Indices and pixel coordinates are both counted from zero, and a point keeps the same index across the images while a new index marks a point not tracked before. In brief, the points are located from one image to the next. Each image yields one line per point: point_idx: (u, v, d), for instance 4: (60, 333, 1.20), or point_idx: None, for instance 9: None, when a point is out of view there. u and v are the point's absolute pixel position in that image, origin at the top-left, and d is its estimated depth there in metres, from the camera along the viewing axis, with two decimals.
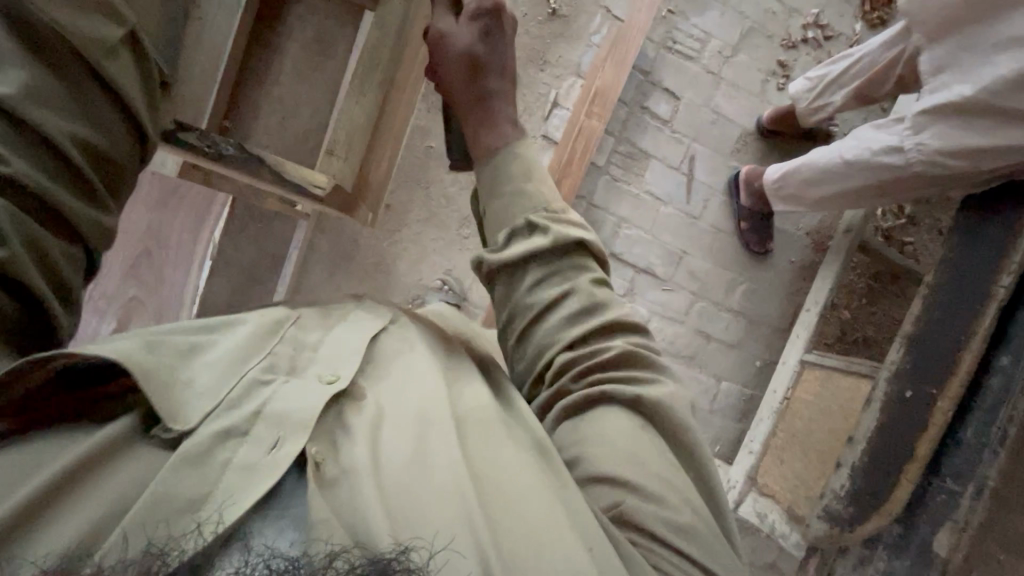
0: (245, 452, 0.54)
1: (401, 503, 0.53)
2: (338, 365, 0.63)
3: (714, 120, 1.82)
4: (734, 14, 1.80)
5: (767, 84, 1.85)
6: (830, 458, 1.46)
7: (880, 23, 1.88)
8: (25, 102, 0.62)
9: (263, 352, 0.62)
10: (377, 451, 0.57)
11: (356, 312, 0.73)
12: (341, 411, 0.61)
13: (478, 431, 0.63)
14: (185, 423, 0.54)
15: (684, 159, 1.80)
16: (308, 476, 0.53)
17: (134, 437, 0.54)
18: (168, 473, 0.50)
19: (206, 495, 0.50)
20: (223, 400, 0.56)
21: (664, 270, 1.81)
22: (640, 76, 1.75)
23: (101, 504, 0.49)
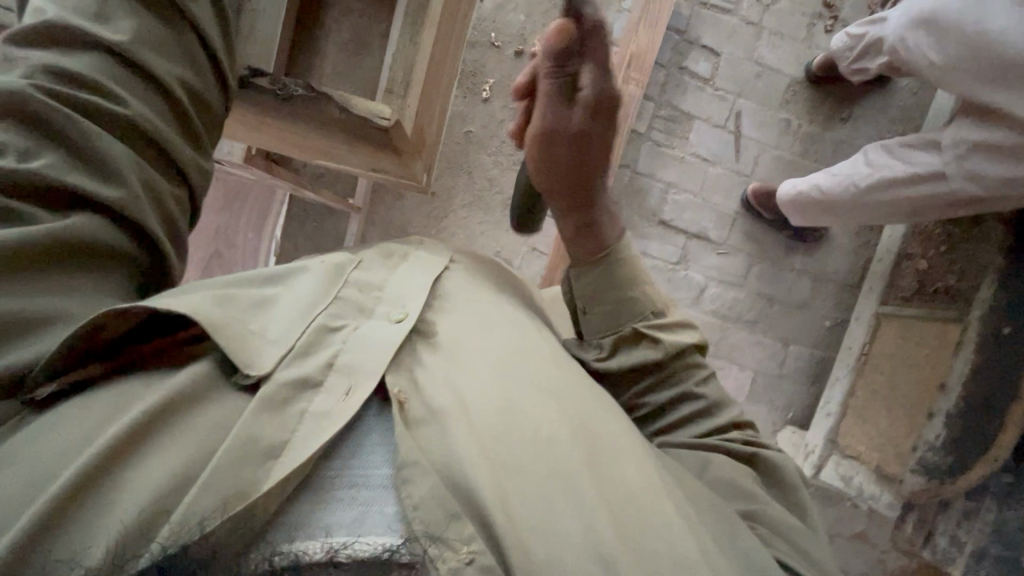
0: (320, 400, 0.57)
1: (500, 460, 0.58)
2: (403, 304, 0.68)
3: (758, 73, 1.74)
4: None
5: (813, 28, 1.75)
6: (921, 410, 1.36)
7: None
8: (136, 46, 0.67)
9: (332, 296, 0.66)
10: (461, 394, 0.62)
11: (418, 253, 0.77)
12: (414, 348, 0.66)
13: (557, 378, 0.67)
14: (261, 367, 0.58)
15: (729, 117, 1.73)
16: (395, 414, 0.58)
17: (216, 380, 0.58)
18: (249, 418, 0.53)
19: (286, 439, 0.54)
20: (295, 346, 0.60)
21: (717, 234, 1.75)
22: (675, 36, 1.70)
23: (186, 447, 0.52)
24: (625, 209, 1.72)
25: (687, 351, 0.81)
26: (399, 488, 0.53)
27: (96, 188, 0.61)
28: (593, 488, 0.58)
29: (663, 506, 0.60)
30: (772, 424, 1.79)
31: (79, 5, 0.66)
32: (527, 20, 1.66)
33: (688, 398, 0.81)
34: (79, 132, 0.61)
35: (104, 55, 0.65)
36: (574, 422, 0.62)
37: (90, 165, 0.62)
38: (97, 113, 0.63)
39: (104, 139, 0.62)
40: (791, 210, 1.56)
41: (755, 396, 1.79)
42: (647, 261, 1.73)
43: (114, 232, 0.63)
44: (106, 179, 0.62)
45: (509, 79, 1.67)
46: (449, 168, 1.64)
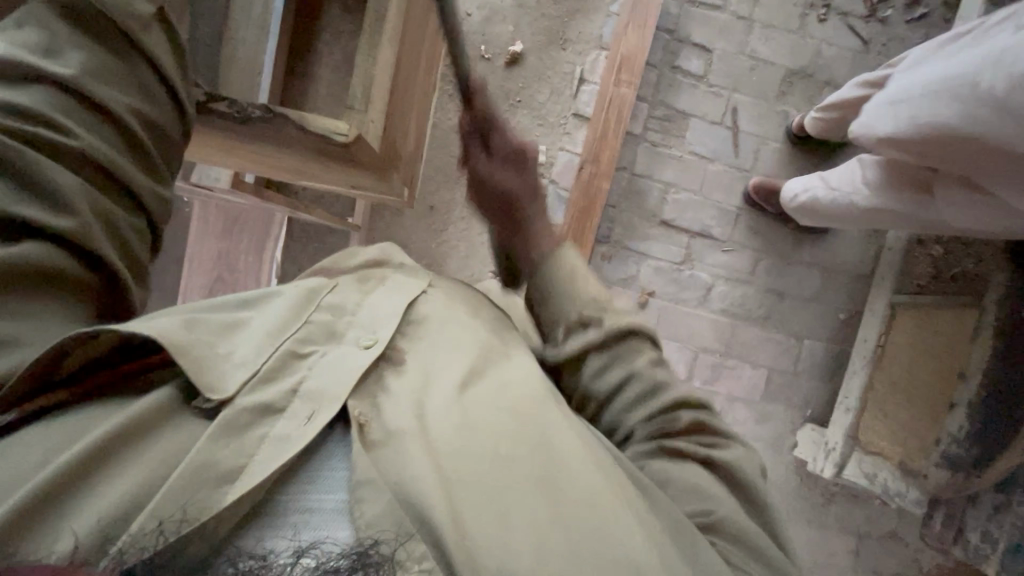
0: (282, 424, 0.58)
1: (455, 476, 0.59)
2: (375, 330, 0.69)
3: (753, 66, 1.72)
4: None
5: (807, 18, 1.72)
6: (942, 400, 1.34)
7: None
8: (86, 79, 0.66)
9: (302, 319, 0.66)
10: (420, 416, 0.63)
11: (394, 276, 0.78)
12: (381, 375, 0.67)
13: (517, 393, 0.67)
14: (221, 392, 0.58)
15: (725, 113, 1.71)
16: (355, 437, 0.59)
17: (178, 404, 0.59)
18: (206, 442, 0.54)
19: (242, 464, 0.54)
20: (260, 370, 0.60)
21: (721, 231, 1.72)
22: (665, 36, 1.70)
23: (142, 469, 0.53)
24: (625, 212, 1.70)
25: (630, 336, 0.75)
26: (353, 508, 0.55)
27: (49, 219, 0.61)
28: (545, 503, 0.59)
29: (625, 518, 0.59)
30: (791, 423, 1.74)
31: (28, 40, 0.65)
32: (516, 30, 1.68)
33: (642, 381, 0.73)
34: (30, 161, 0.61)
35: (51, 89, 0.64)
36: (531, 436, 0.63)
37: (41, 195, 0.61)
38: (46, 145, 0.62)
39: (54, 170, 0.62)
40: (801, 213, 1.50)
41: (770, 395, 1.75)
42: (650, 263, 1.71)
43: (71, 263, 0.63)
44: (57, 209, 0.62)
45: (501, 90, 1.68)
46: (446, 181, 1.64)
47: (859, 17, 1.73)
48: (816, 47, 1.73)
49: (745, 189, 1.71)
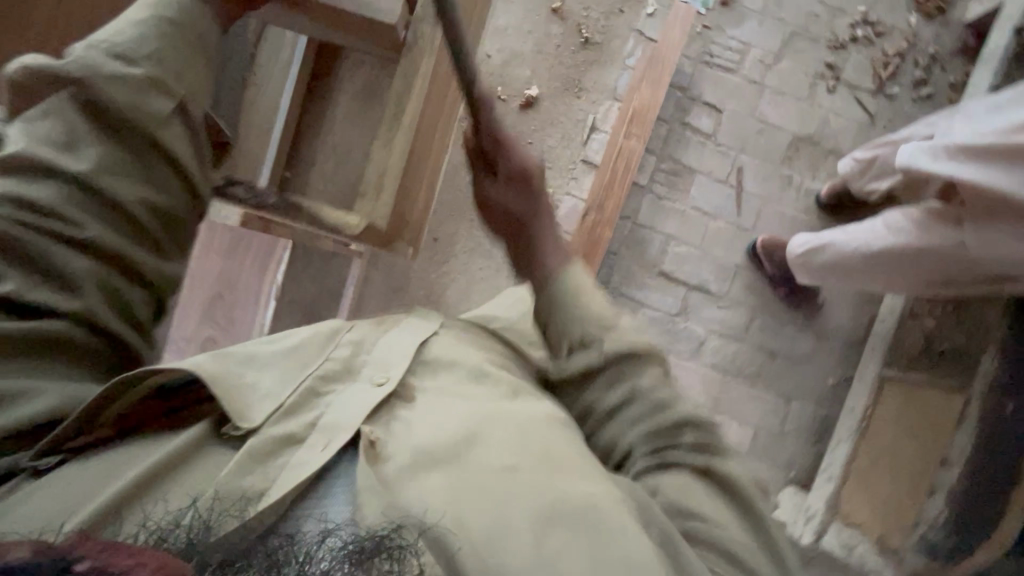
0: (302, 453, 0.64)
1: (465, 483, 0.64)
2: (386, 368, 0.74)
3: (760, 130, 1.76)
4: (773, 22, 1.78)
5: (815, 88, 1.78)
6: (924, 479, 1.39)
7: (939, 12, 1.79)
8: (97, 173, 0.67)
9: (323, 356, 0.74)
10: (431, 435, 0.69)
11: (409, 317, 0.84)
12: (393, 407, 0.72)
13: (515, 410, 0.73)
14: (249, 420, 0.65)
15: (731, 172, 1.75)
16: (364, 453, 0.65)
17: (210, 438, 0.65)
18: (241, 463, 0.61)
19: (271, 481, 0.61)
20: (284, 403, 0.68)
21: (718, 286, 1.74)
22: (678, 93, 1.75)
23: (185, 486, 0.59)
24: (625, 259, 1.73)
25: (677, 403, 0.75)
26: (355, 511, 0.58)
27: (58, 296, 0.65)
28: (542, 512, 0.63)
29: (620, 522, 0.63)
30: (773, 483, 1.74)
31: (49, 133, 0.66)
32: (534, 74, 1.73)
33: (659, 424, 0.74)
34: (38, 248, 0.64)
35: (63, 183, 0.66)
36: (532, 450, 0.69)
37: (55, 283, 0.65)
38: (60, 238, 0.65)
39: (65, 264, 0.65)
40: (801, 267, 1.53)
41: (755, 453, 1.75)
42: (647, 311, 1.73)
43: (74, 329, 0.66)
44: (65, 286, 0.66)
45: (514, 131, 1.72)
46: (452, 215, 1.67)
47: (866, 91, 1.79)
48: (823, 117, 1.78)
49: (748, 246, 1.72)
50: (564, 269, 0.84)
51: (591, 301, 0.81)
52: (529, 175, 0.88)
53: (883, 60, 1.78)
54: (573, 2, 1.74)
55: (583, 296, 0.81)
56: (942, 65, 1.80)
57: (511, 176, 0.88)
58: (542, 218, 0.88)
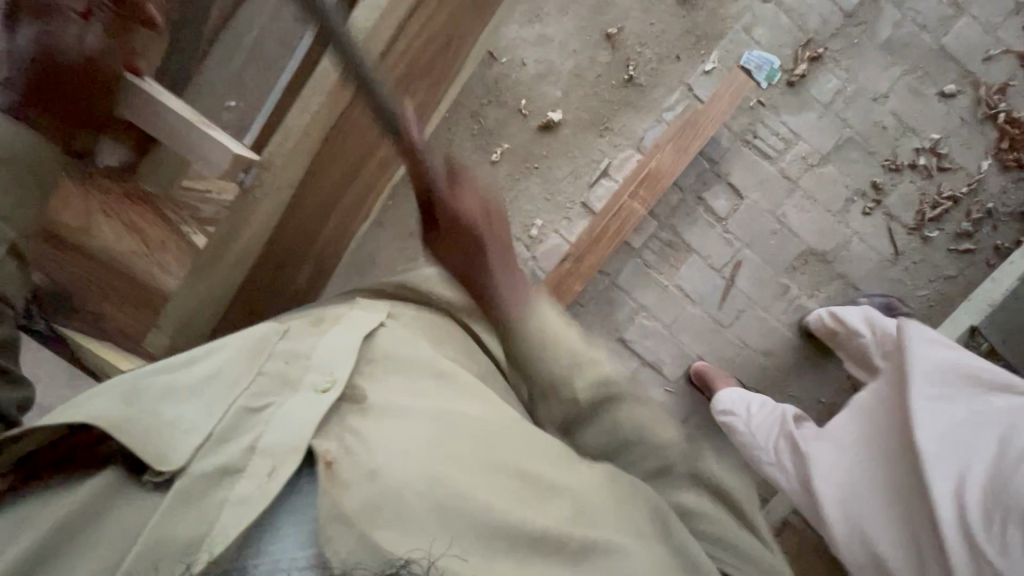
0: (240, 486, 0.56)
1: (447, 505, 0.58)
2: (331, 369, 0.67)
3: (775, 230, 1.65)
4: (833, 121, 1.63)
5: (851, 204, 1.65)
6: None
7: (1016, 166, 1.63)
8: None
9: (255, 372, 0.66)
10: (393, 463, 0.59)
11: (353, 312, 0.77)
12: (342, 417, 0.64)
13: (483, 450, 0.64)
14: (172, 463, 0.57)
15: (728, 263, 1.66)
16: (320, 476, 0.56)
17: (128, 479, 0.58)
18: (163, 517, 0.54)
19: (200, 533, 0.54)
20: (212, 433, 0.60)
21: (672, 371, 1.68)
22: (704, 164, 1.63)
23: (101, 549, 0.55)
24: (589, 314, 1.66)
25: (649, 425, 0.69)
26: (323, 547, 0.52)
27: None
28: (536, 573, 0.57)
29: None
30: None
31: None
32: (563, 97, 1.61)
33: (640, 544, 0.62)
34: None
35: None
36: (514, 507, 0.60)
37: None
38: None
39: None
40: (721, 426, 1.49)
41: None
42: None
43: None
44: None
45: (524, 149, 1.63)
46: None
47: (904, 225, 1.65)
48: (846, 238, 1.65)
49: (688, 366, 1.67)
50: (531, 315, 0.72)
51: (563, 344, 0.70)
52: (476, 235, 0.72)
53: (933, 199, 1.64)
54: (630, 33, 1.60)
55: (557, 342, 0.70)
56: (995, 223, 1.64)
57: (455, 225, 0.72)
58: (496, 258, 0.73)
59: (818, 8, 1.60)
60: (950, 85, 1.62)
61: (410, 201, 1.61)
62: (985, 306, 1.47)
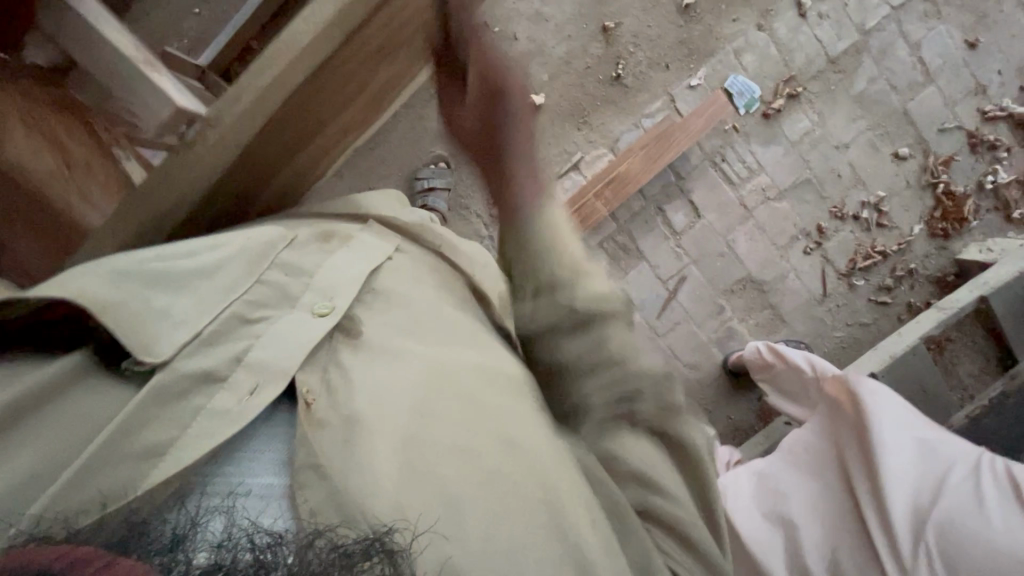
0: (222, 397, 0.52)
1: (428, 471, 0.55)
2: (333, 296, 0.64)
3: (722, 253, 1.72)
4: (796, 160, 1.70)
5: (795, 241, 1.74)
6: None
7: (942, 235, 1.77)
8: None
9: (256, 279, 0.62)
10: (382, 398, 0.57)
11: (360, 237, 0.74)
12: (335, 350, 0.61)
13: (478, 394, 0.63)
14: (159, 355, 0.52)
15: (673, 276, 1.72)
16: (300, 416, 0.54)
17: (89, 374, 0.53)
18: (137, 410, 0.49)
19: (170, 439, 0.49)
20: (202, 333, 0.55)
21: None
22: (671, 177, 1.67)
23: (57, 443, 0.49)
24: None
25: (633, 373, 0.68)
26: (293, 491, 0.50)
27: None
28: (507, 516, 0.56)
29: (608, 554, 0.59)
30: None
31: None
32: (549, 80, 1.59)
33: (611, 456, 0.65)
34: None
35: None
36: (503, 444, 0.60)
37: None
38: None
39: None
40: None
41: None
42: None
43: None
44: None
45: None
46: (394, 174, 1.56)
47: (836, 269, 1.77)
48: (783, 271, 1.76)
49: None
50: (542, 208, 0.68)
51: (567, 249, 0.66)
52: (503, 91, 0.70)
53: (866, 250, 1.76)
54: (626, 30, 1.58)
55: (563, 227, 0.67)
56: (913, 283, 1.79)
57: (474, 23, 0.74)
58: (523, 164, 0.68)
59: (806, 47, 1.64)
60: (904, 148, 1.72)
61: (376, 155, 1.56)
62: (887, 357, 1.61)
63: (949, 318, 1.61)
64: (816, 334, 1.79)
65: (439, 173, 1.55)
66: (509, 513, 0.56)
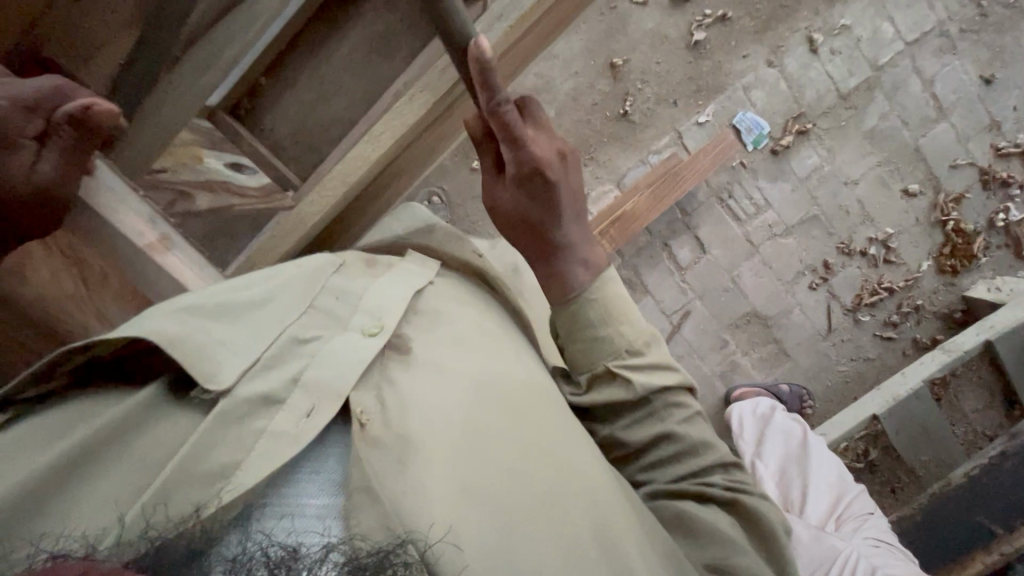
0: (281, 419, 0.52)
1: (473, 489, 0.54)
2: (381, 314, 0.63)
3: (727, 288, 1.73)
4: (804, 196, 1.69)
5: (800, 277, 1.74)
6: None
7: (951, 272, 1.75)
8: None
9: (307, 306, 0.63)
10: (430, 413, 0.57)
11: (406, 263, 0.74)
12: (387, 364, 0.60)
13: (520, 411, 0.63)
14: (219, 384, 0.53)
15: (678, 310, 1.72)
16: (353, 432, 0.53)
17: (159, 403, 0.53)
18: (200, 433, 0.49)
19: (235, 461, 0.49)
20: (258, 360, 0.56)
21: None
22: (677, 213, 1.67)
23: (131, 469, 0.50)
24: None
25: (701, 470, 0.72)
26: (347, 516, 0.48)
27: None
28: (551, 540, 0.55)
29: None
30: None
31: None
32: (556, 117, 1.59)
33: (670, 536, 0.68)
34: None
35: None
36: (546, 464, 0.60)
37: None
38: None
39: None
40: None
41: None
42: None
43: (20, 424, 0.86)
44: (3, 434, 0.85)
45: None
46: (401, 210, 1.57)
47: (842, 304, 1.76)
48: (788, 306, 1.76)
49: None
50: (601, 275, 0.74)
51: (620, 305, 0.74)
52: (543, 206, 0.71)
53: (873, 286, 1.75)
54: (634, 67, 1.57)
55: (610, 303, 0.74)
56: (919, 318, 1.78)
57: (523, 172, 0.68)
58: (568, 211, 0.73)
59: (817, 83, 1.62)
60: (914, 185, 1.70)
61: None
62: (889, 399, 1.61)
63: (954, 359, 1.60)
64: (820, 369, 1.79)
65: (438, 209, 1.58)
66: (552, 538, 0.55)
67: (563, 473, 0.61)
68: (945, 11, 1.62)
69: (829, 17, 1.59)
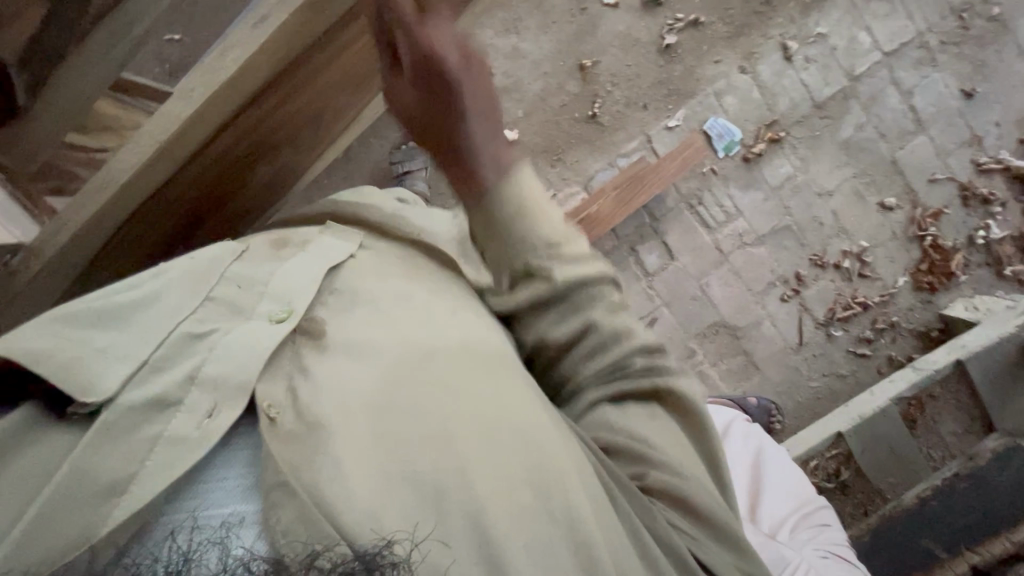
0: (178, 423, 0.49)
1: (420, 480, 0.51)
2: (290, 300, 0.61)
3: (695, 297, 1.69)
4: (776, 206, 1.66)
5: (771, 288, 1.70)
6: None
7: (927, 289, 1.70)
8: None
9: (203, 299, 0.59)
10: (355, 404, 0.54)
11: (320, 240, 0.71)
12: (299, 351, 0.58)
13: (458, 388, 0.59)
14: (101, 392, 0.48)
15: (643, 317, 1.69)
16: (262, 429, 0.50)
17: (32, 424, 0.48)
18: (85, 448, 0.45)
19: (130, 474, 0.45)
20: (149, 359, 0.51)
21: None
22: (645, 218, 1.64)
23: (7, 501, 0.45)
24: None
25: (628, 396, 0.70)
26: (265, 516, 0.46)
27: None
28: (520, 514, 0.53)
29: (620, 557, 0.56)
30: None
31: None
32: (523, 116, 1.57)
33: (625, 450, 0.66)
34: None
35: None
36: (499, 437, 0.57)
37: None
38: None
39: None
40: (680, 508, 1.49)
41: None
42: None
43: None
44: None
45: None
46: None
47: (814, 318, 1.72)
48: (758, 318, 1.71)
49: None
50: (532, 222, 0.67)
51: (548, 222, 0.65)
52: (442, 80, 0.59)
53: (847, 301, 1.70)
54: (604, 69, 1.56)
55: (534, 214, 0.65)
56: (895, 336, 1.73)
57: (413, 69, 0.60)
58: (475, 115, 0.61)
59: (791, 92, 1.60)
60: (891, 199, 1.67)
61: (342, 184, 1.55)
62: (856, 417, 1.55)
63: (924, 379, 1.55)
64: (791, 384, 1.74)
65: (413, 155, 1.44)
66: (520, 513, 0.53)
67: (515, 446, 0.57)
68: (924, 22, 1.59)
69: (804, 25, 1.57)
